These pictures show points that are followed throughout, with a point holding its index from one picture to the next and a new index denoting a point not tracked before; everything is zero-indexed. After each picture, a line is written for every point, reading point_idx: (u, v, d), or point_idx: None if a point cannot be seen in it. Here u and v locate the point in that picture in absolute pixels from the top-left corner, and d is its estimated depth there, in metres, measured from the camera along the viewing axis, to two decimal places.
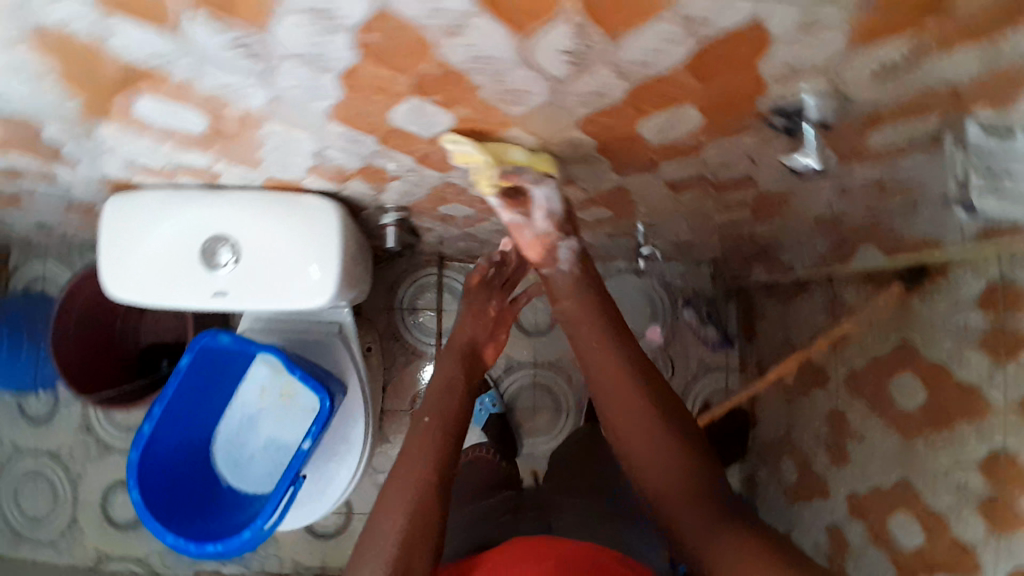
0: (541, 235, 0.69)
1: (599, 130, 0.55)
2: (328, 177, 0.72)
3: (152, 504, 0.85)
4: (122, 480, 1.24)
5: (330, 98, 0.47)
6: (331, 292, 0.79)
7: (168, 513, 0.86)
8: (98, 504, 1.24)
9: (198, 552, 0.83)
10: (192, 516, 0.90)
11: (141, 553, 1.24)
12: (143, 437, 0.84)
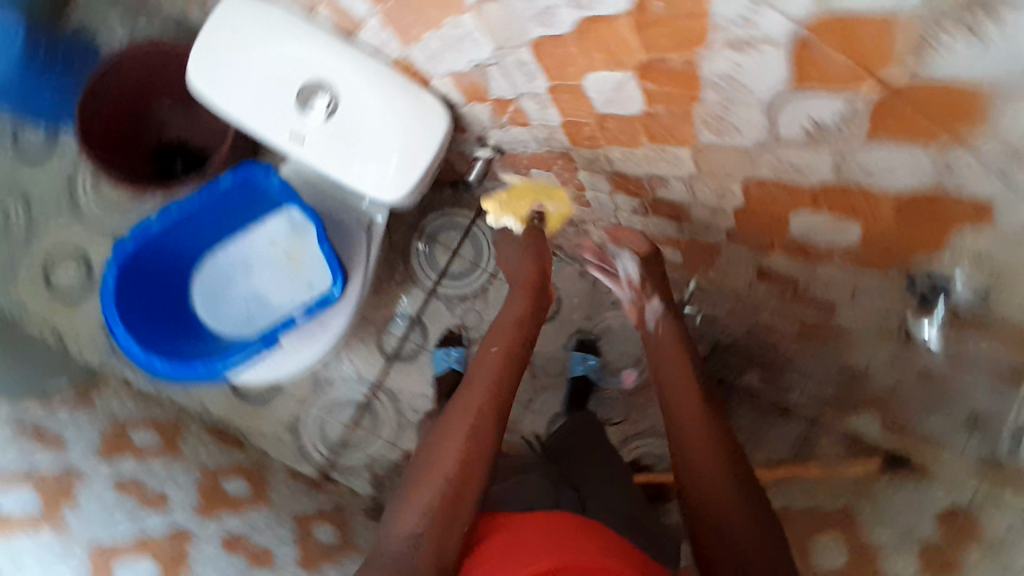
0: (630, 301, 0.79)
1: (758, 196, 0.53)
2: (462, 88, 0.68)
3: (123, 294, 0.87)
4: (79, 251, 1.20)
5: (554, 28, 0.44)
6: (397, 192, 0.78)
7: (134, 309, 0.88)
8: (41, 259, 1.18)
9: (140, 358, 0.84)
10: (158, 330, 0.91)
11: (58, 327, 1.17)
12: (149, 229, 0.88)
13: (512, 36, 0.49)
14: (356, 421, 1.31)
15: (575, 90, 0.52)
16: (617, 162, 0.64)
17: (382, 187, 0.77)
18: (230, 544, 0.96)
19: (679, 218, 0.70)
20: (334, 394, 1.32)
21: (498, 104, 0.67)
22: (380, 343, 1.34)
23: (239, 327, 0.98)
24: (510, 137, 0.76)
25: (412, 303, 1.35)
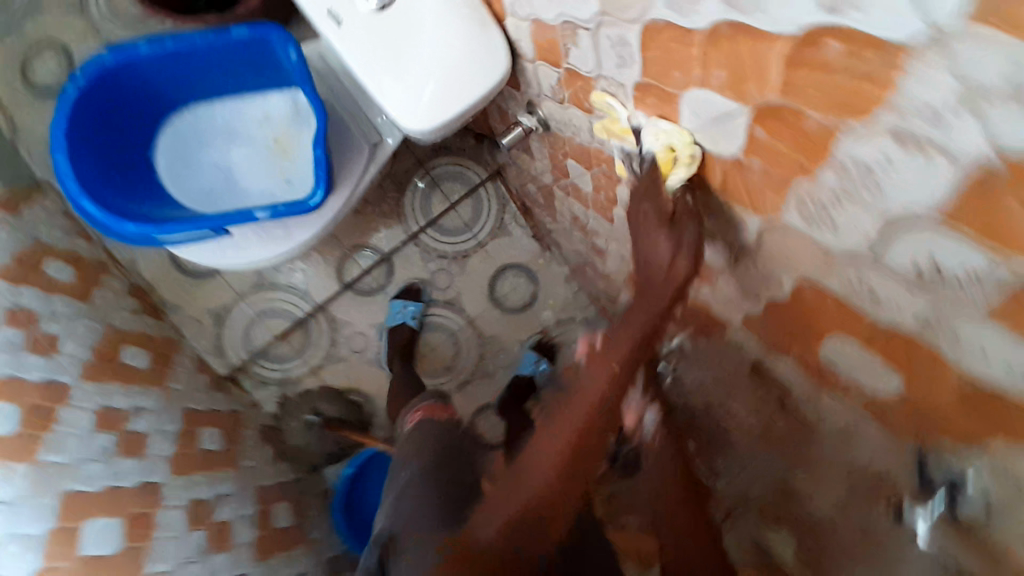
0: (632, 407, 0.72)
1: (804, 301, 0.46)
2: (538, 41, 0.59)
3: (81, 111, 0.75)
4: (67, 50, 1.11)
5: (677, 18, 0.35)
6: (422, 121, 0.69)
7: (87, 131, 0.76)
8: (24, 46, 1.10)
9: (70, 188, 0.71)
10: (106, 168, 0.79)
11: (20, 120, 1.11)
12: (134, 52, 0.76)
13: (624, 7, 0.40)
14: (287, 334, 1.29)
15: (667, 99, 0.43)
16: None
17: (402, 110, 0.70)
18: (104, 419, 0.88)
19: (699, 277, 0.63)
20: (274, 299, 1.28)
21: (567, 76, 0.58)
22: (339, 269, 1.28)
23: (195, 198, 0.87)
24: (561, 115, 0.67)
25: (388, 240, 1.29)
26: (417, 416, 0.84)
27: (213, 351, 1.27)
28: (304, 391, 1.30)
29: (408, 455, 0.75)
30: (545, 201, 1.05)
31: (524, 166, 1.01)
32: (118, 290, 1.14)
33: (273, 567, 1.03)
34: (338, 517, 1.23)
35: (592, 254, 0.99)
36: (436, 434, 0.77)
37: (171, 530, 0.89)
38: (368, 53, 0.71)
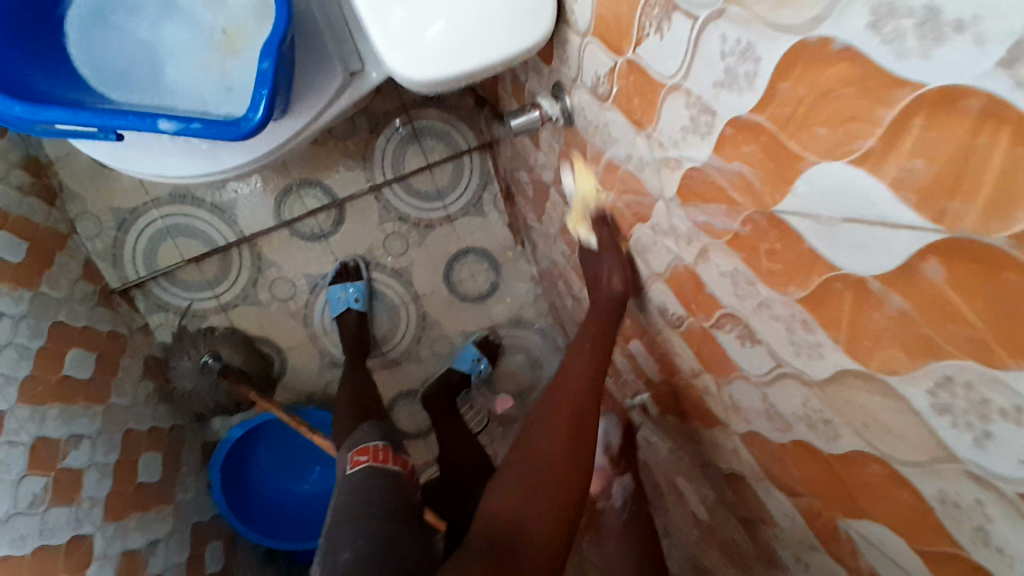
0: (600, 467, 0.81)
1: (859, 474, 0.34)
2: (602, 13, 0.44)
3: None
4: None
5: (878, 51, 0.21)
6: (418, 67, 0.54)
7: None
8: None
9: None
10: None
11: None
12: None
13: (778, 1, 0.25)
14: (203, 259, 1.09)
15: (782, 157, 0.29)
16: (705, 266, 0.43)
17: (394, 44, 0.53)
18: None
19: (701, 362, 0.51)
20: (194, 216, 1.07)
21: (626, 70, 0.43)
22: (278, 204, 1.09)
23: (104, 76, 0.66)
24: (594, 115, 0.52)
25: (345, 184, 1.11)
26: (361, 461, 0.82)
27: (108, 260, 1.05)
28: (208, 327, 1.11)
29: (344, 514, 0.73)
30: (535, 196, 0.90)
31: (523, 152, 0.86)
32: (6, 160, 0.92)
33: (128, 531, 0.88)
34: (216, 484, 1.06)
35: (572, 272, 0.86)
36: (383, 491, 0.77)
37: (7, 472, 0.72)
38: None
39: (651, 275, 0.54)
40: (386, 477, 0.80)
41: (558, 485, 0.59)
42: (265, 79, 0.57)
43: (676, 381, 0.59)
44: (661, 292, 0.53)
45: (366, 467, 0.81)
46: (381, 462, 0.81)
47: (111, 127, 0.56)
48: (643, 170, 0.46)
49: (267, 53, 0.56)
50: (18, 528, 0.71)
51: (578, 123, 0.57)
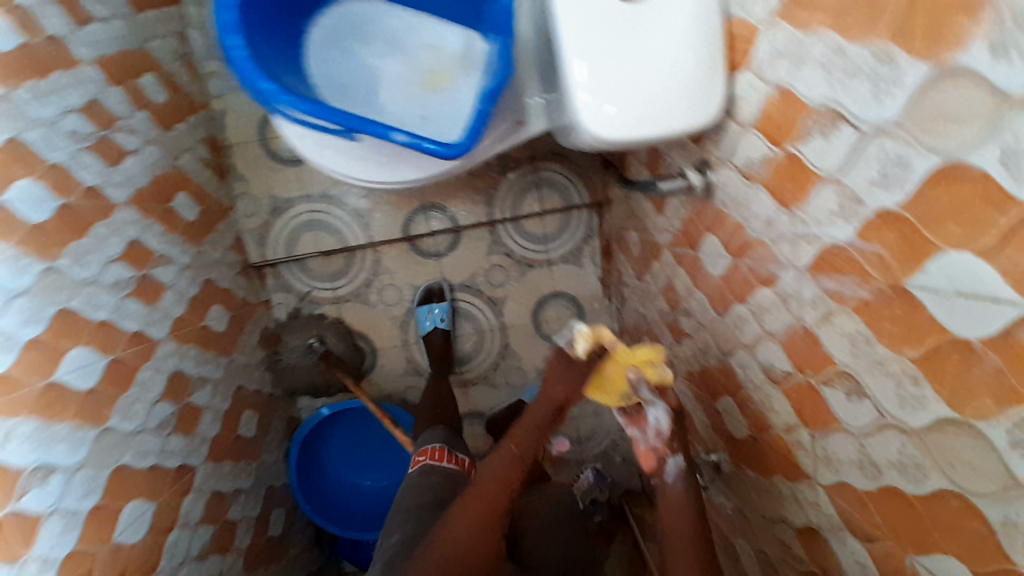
0: (650, 449, 0.75)
1: (942, 511, 0.42)
2: (766, 113, 0.55)
3: None
4: None
5: (1007, 177, 0.31)
6: (610, 131, 0.63)
7: None
8: None
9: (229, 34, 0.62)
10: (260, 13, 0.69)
11: None
12: None
13: (937, 133, 0.35)
14: (332, 253, 1.23)
15: (915, 242, 0.39)
16: (827, 328, 0.51)
17: (596, 98, 0.62)
18: (131, 254, 0.86)
19: (799, 417, 0.59)
20: (335, 216, 1.22)
21: (783, 158, 0.53)
22: (406, 221, 1.23)
23: (328, 87, 0.78)
24: (737, 191, 0.62)
25: (465, 215, 1.24)
26: (421, 460, 0.91)
27: (254, 238, 1.20)
28: (320, 314, 1.25)
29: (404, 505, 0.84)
30: (640, 256, 1.00)
31: (641, 216, 0.97)
32: (197, 136, 1.08)
33: (222, 473, 0.98)
34: (294, 451, 1.16)
35: (665, 329, 0.94)
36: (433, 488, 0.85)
37: (150, 392, 0.85)
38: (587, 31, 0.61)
39: (763, 335, 0.62)
40: (441, 476, 0.88)
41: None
42: (482, 117, 0.67)
43: (765, 437, 0.66)
44: (769, 350, 0.62)
45: (422, 465, 0.90)
46: (436, 460, 0.90)
47: (353, 128, 0.66)
48: (779, 241, 0.56)
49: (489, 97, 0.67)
50: (145, 443, 0.82)
51: (716, 196, 0.67)
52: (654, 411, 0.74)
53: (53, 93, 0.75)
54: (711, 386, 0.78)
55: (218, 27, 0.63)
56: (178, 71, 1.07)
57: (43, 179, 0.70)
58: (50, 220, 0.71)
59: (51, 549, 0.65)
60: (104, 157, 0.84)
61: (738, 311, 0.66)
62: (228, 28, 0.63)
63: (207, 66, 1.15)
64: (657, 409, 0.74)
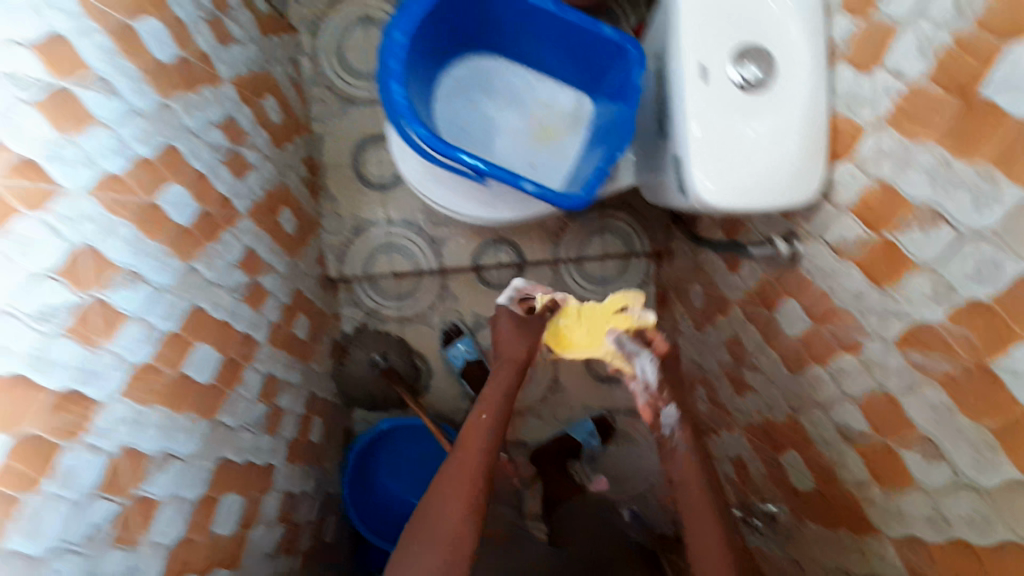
0: (646, 400, 0.89)
1: (1005, 563, 0.49)
2: (866, 201, 0.63)
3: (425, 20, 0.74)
4: None
5: None
6: (716, 199, 0.70)
7: (421, 38, 0.76)
8: None
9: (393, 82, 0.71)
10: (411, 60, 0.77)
11: None
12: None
13: None
14: (404, 275, 1.30)
15: (1000, 330, 0.47)
16: (910, 397, 0.58)
17: (705, 171, 0.70)
18: (246, 261, 0.94)
19: (873, 476, 0.65)
20: (411, 241, 1.29)
21: (881, 242, 0.61)
22: (477, 252, 1.31)
23: (451, 131, 0.87)
24: (826, 264, 0.69)
25: (533, 252, 1.32)
26: None
27: (335, 254, 1.28)
28: (385, 331, 1.32)
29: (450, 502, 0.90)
30: (704, 308, 1.08)
31: (710, 272, 1.04)
32: (300, 156, 1.17)
33: (291, 475, 1.04)
34: (351, 457, 1.23)
35: (725, 379, 1.00)
36: None
37: (246, 391, 0.92)
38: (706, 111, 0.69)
39: (841, 397, 0.69)
40: None
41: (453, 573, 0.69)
42: (600, 175, 0.75)
43: (832, 491, 0.72)
44: (847, 412, 0.68)
45: None
46: None
47: (485, 173, 0.74)
48: (867, 314, 0.63)
49: (608, 158, 0.75)
50: (239, 439, 0.89)
51: (803, 265, 0.74)
52: (641, 362, 0.89)
53: (200, 110, 0.85)
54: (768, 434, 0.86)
55: (385, 73, 0.72)
56: (293, 95, 1.16)
57: (185, 185, 0.80)
58: (191, 225, 0.80)
59: (162, 534, 0.71)
60: (232, 170, 0.92)
61: (816, 373, 0.73)
62: (392, 76, 0.72)
63: (315, 91, 1.23)
64: (641, 359, 0.89)
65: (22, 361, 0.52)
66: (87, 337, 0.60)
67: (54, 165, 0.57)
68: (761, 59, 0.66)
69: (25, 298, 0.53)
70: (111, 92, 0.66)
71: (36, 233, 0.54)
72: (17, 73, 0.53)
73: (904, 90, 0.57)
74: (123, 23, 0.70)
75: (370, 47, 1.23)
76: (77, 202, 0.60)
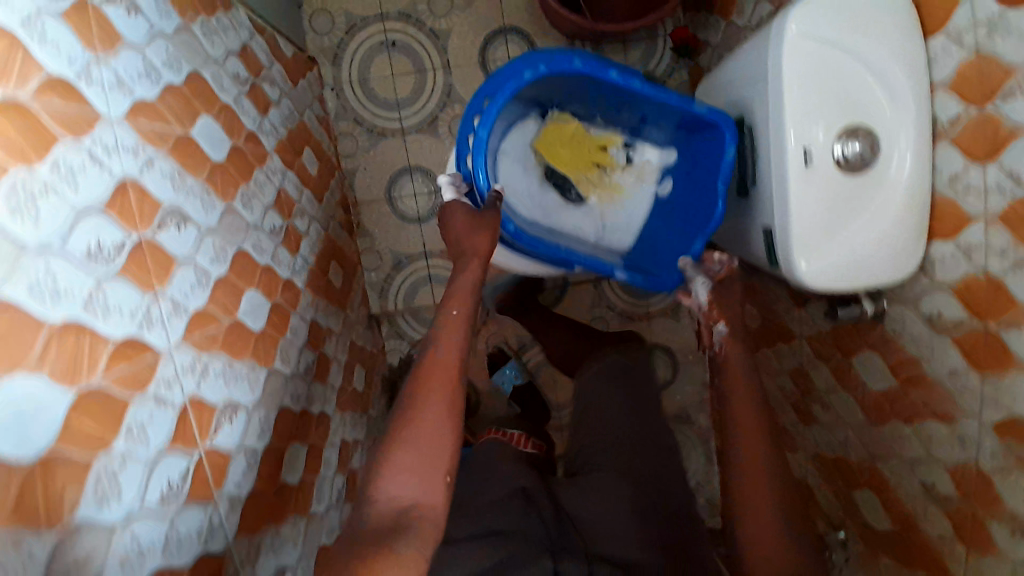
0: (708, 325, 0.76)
1: None
2: (966, 288, 0.65)
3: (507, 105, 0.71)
4: None
5: None
6: (814, 278, 0.70)
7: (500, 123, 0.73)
8: None
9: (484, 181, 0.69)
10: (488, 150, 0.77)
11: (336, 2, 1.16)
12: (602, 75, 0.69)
13: None
14: None
15: None
16: (1005, 478, 0.63)
17: (807, 251, 0.69)
18: (311, 338, 0.92)
19: (956, 531, 0.70)
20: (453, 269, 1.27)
21: (982, 330, 0.64)
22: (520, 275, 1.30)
23: (521, 198, 0.85)
24: (918, 331, 0.73)
25: None
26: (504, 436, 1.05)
27: (376, 290, 1.25)
28: None
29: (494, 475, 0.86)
30: (763, 332, 1.11)
31: (769, 302, 1.06)
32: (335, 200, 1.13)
33: None
34: None
35: (791, 410, 1.04)
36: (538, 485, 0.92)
37: (330, 466, 0.92)
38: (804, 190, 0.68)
39: (928, 457, 0.74)
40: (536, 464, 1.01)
41: (435, 454, 0.62)
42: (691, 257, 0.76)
43: (911, 535, 0.77)
44: (934, 471, 0.73)
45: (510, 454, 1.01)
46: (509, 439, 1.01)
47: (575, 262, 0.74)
48: (963, 393, 0.67)
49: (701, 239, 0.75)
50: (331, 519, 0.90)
51: (889, 325, 0.77)
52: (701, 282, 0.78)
53: (255, 197, 0.81)
54: (842, 467, 0.91)
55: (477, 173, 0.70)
56: (320, 134, 1.11)
57: (256, 286, 0.76)
58: (266, 325, 0.78)
59: None
60: (289, 247, 0.89)
61: (898, 426, 0.78)
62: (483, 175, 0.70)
63: (342, 126, 1.20)
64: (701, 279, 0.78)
65: (156, 551, 0.53)
66: (202, 495, 0.60)
67: (148, 332, 0.55)
68: (868, 139, 0.65)
69: (146, 490, 0.52)
70: (183, 223, 0.63)
71: (145, 414, 0.53)
72: (96, 245, 0.50)
73: (1020, 193, 0.57)
74: (180, 135, 0.65)
75: (395, 72, 1.18)
76: (172, 360, 0.58)
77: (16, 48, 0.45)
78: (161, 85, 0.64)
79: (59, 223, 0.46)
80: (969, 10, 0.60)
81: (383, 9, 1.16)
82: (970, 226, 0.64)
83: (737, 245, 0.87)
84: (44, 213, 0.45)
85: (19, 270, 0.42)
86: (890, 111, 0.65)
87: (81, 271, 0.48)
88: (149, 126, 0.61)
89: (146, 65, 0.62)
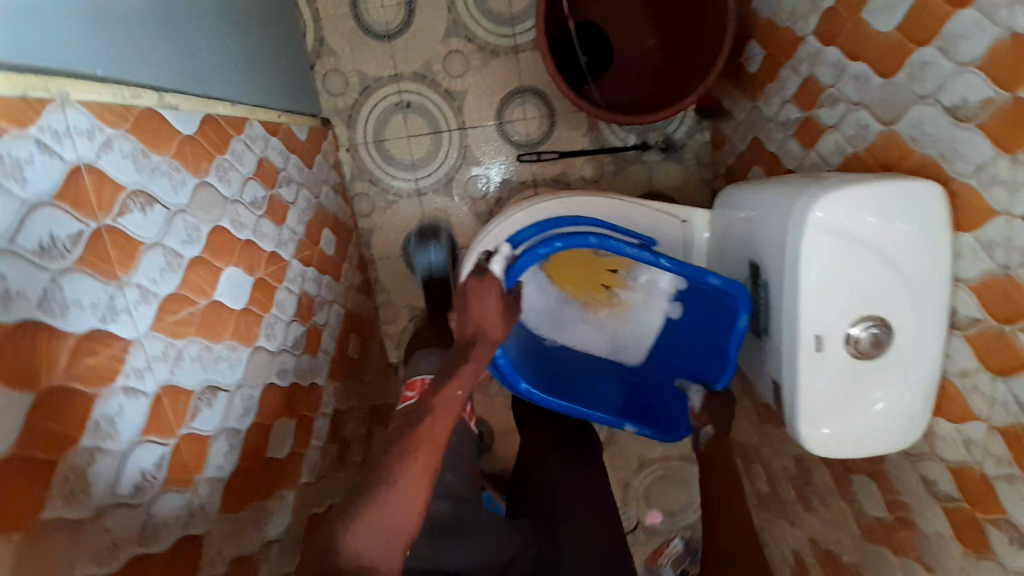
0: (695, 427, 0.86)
1: None
2: (964, 472, 0.67)
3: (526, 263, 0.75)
4: (407, 23, 1.14)
5: None
6: (821, 445, 0.72)
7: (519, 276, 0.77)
8: None
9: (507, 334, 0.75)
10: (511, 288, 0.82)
11: (349, 64, 1.16)
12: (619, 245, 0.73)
13: None
14: None
15: None
16: None
17: (813, 422, 0.71)
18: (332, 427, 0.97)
19: None
20: None
21: (971, 514, 0.67)
22: None
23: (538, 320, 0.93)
24: (914, 485, 0.76)
25: None
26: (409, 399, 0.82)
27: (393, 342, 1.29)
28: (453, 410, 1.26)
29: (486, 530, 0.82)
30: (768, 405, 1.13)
31: None
32: (353, 267, 1.16)
33: None
34: None
35: (791, 488, 1.05)
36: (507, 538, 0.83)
37: None
38: (813, 366, 0.70)
39: None
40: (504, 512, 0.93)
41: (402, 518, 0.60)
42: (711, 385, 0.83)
43: None
44: None
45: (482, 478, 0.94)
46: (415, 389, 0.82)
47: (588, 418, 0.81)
48: (945, 556, 0.71)
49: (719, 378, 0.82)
50: None
51: (890, 466, 0.80)
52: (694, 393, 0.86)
53: (278, 318, 0.85)
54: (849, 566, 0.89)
55: None
56: (336, 204, 1.13)
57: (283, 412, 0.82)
58: (292, 442, 0.84)
59: None
60: (309, 349, 0.93)
61: (884, 553, 0.81)
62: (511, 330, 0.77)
63: (359, 186, 1.21)
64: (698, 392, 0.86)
65: None
66: None
67: (194, 525, 0.61)
68: (879, 331, 0.67)
69: None
70: (214, 395, 0.67)
71: None
72: (142, 477, 0.55)
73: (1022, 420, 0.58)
74: (208, 304, 0.68)
75: (410, 132, 1.18)
76: (214, 533, 0.64)
77: (39, 337, 0.45)
78: (183, 269, 0.64)
79: (108, 482, 0.51)
80: (1003, 226, 0.57)
81: (397, 69, 1.16)
82: (975, 422, 0.65)
83: (748, 369, 0.87)
84: (96, 480, 0.50)
85: (83, 548, 0.48)
86: (909, 300, 0.65)
87: (133, 508, 0.54)
88: (179, 317, 0.63)
89: (168, 257, 0.62)
